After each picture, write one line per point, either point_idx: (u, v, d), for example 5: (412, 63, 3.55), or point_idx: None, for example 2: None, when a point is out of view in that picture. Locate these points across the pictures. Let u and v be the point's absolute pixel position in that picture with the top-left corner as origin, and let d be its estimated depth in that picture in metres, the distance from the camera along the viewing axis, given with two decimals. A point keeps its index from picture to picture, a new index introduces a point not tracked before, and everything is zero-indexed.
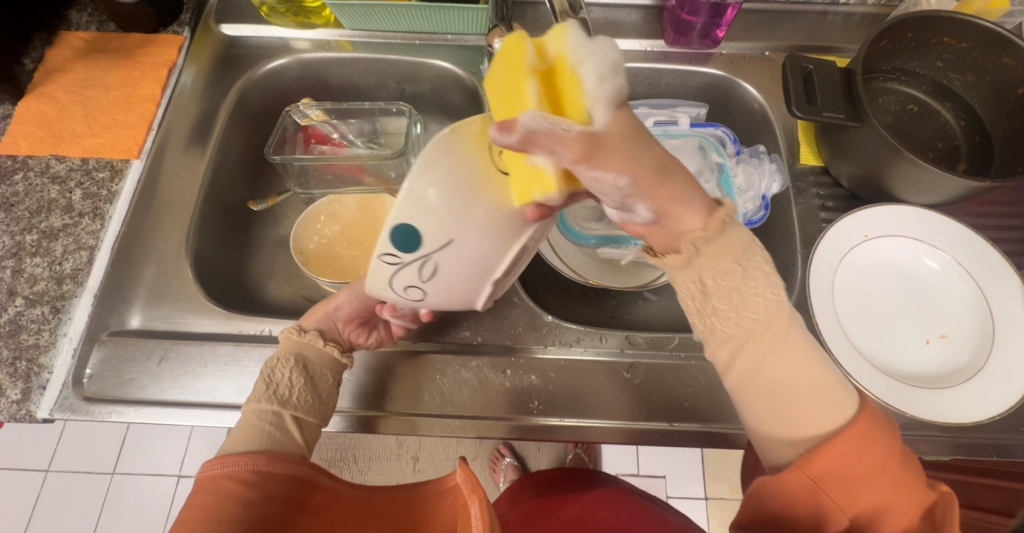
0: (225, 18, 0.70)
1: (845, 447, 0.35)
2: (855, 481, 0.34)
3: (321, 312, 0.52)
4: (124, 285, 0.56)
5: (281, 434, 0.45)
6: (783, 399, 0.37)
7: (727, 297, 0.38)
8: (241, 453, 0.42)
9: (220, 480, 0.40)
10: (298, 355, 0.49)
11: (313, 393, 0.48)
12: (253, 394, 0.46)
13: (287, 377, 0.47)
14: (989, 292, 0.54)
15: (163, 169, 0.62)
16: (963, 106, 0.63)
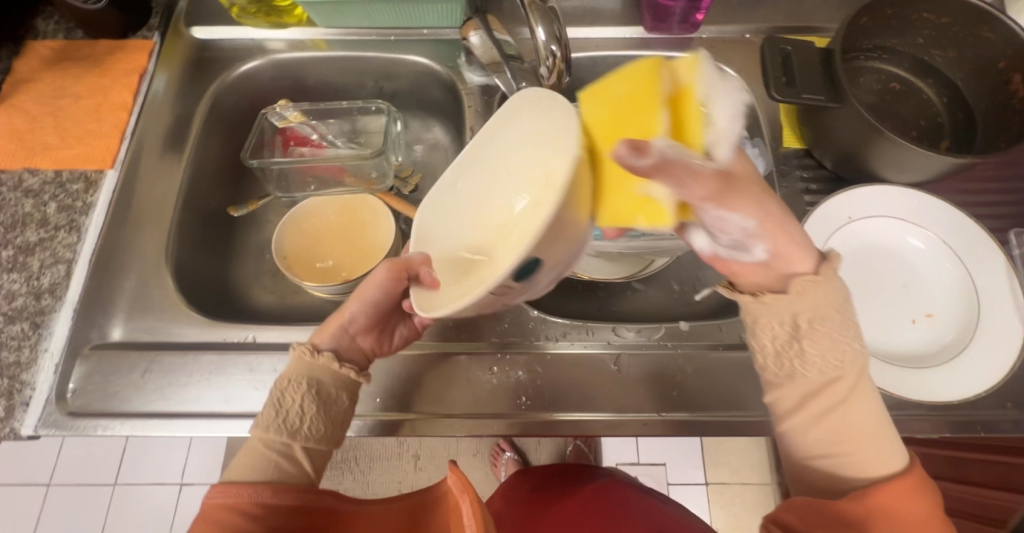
0: (195, 21, 0.68)
1: (904, 492, 0.36)
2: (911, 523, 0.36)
3: (335, 327, 0.48)
4: (104, 297, 0.56)
5: (290, 463, 0.43)
6: (853, 442, 0.38)
7: (817, 342, 0.39)
8: (250, 485, 0.41)
9: (222, 511, 0.39)
10: (310, 378, 0.46)
11: (326, 418, 0.45)
12: (262, 421, 0.44)
13: (297, 402, 0.44)
14: (972, 269, 0.54)
15: (139, 178, 0.61)
16: (945, 83, 0.62)
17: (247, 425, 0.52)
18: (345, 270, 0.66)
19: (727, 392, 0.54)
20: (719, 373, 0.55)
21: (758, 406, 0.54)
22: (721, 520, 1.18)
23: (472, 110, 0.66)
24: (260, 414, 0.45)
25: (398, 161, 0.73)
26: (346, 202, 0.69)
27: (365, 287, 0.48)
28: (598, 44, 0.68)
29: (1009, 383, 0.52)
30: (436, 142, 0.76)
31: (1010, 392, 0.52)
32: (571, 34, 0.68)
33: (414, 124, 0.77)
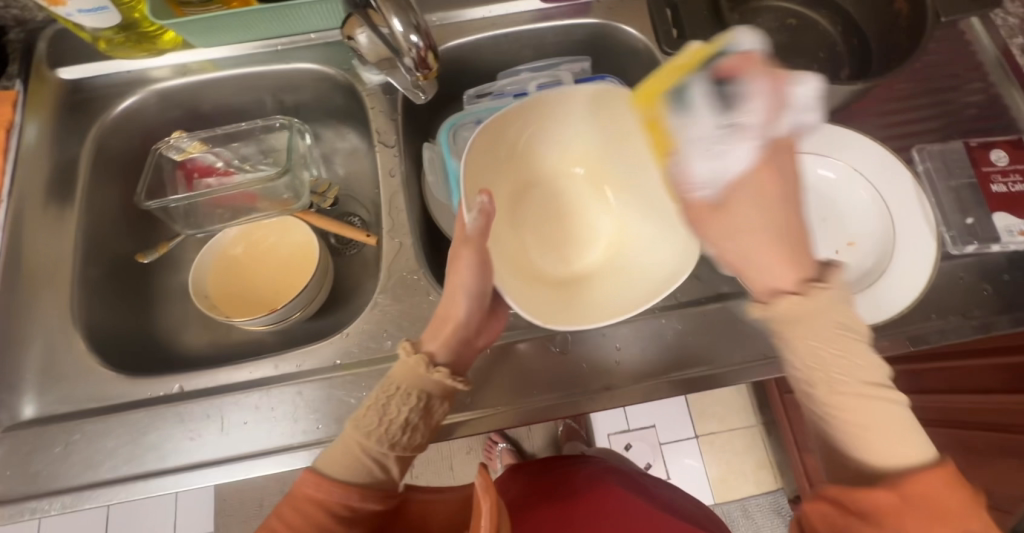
0: (60, 62, 0.63)
1: (937, 483, 0.34)
2: (944, 517, 0.33)
3: (449, 337, 0.45)
4: (10, 374, 0.52)
5: (380, 470, 0.42)
6: (880, 436, 0.36)
7: (836, 353, 0.37)
8: (342, 487, 0.40)
9: (312, 505, 0.40)
10: (420, 389, 0.43)
11: (424, 430, 0.44)
12: (363, 426, 0.42)
13: (402, 415, 0.42)
14: (884, 190, 0.55)
15: (26, 241, 0.57)
16: (837, 11, 0.63)
17: (187, 478, 0.50)
18: (276, 297, 0.63)
19: (674, 353, 0.54)
20: (665, 335, 0.55)
21: (703, 361, 0.54)
22: (715, 468, 1.21)
23: (377, 111, 0.63)
24: (360, 412, 0.43)
25: (312, 176, 0.69)
26: (266, 227, 0.66)
27: (457, 277, 0.46)
28: (495, 22, 0.66)
29: (932, 295, 0.54)
30: (354, 149, 0.73)
31: (935, 303, 0.54)
32: (467, 15, 0.65)
33: (327, 134, 0.73)
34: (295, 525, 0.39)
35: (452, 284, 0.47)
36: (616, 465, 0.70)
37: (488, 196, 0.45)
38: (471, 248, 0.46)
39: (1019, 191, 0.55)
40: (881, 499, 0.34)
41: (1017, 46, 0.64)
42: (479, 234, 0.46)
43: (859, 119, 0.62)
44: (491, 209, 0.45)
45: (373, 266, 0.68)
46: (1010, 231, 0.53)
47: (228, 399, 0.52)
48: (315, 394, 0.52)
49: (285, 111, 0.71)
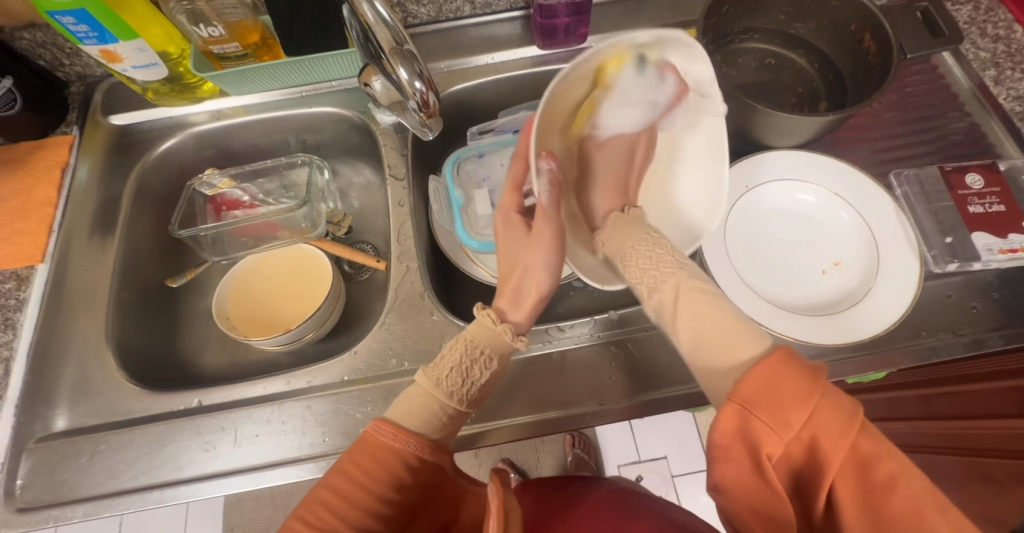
0: (111, 110, 0.71)
1: (764, 374, 0.37)
2: (784, 405, 0.36)
3: (535, 303, 0.52)
4: (46, 388, 0.57)
5: (448, 424, 0.47)
6: (705, 338, 0.43)
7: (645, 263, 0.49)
8: (416, 438, 0.45)
9: (385, 452, 0.44)
10: (499, 354, 0.49)
11: (490, 390, 0.50)
12: (446, 385, 0.46)
13: (483, 377, 0.48)
14: (864, 213, 0.58)
15: (70, 267, 0.63)
16: (813, 50, 0.68)
17: (200, 488, 0.52)
18: (292, 318, 0.67)
19: (667, 371, 0.56)
20: (659, 351, 0.57)
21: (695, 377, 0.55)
22: None
23: (389, 147, 0.69)
24: (442, 370, 0.47)
25: (329, 207, 0.75)
26: (287, 255, 0.71)
27: (533, 255, 0.51)
28: (497, 67, 0.72)
29: (919, 312, 0.55)
30: (368, 183, 0.79)
31: (922, 321, 0.55)
32: (471, 62, 0.72)
33: (344, 170, 0.80)
34: (366, 467, 0.43)
35: (530, 263, 0.51)
36: (622, 485, 0.68)
37: (551, 161, 0.50)
38: (543, 230, 0.51)
39: (996, 211, 0.57)
40: (731, 414, 0.37)
41: (990, 78, 0.67)
42: (553, 205, 0.50)
43: (839, 148, 0.65)
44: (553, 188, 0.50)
45: (382, 290, 0.72)
46: (990, 249, 0.55)
47: (242, 412, 0.55)
48: (323, 409, 0.55)
49: (306, 150, 0.78)
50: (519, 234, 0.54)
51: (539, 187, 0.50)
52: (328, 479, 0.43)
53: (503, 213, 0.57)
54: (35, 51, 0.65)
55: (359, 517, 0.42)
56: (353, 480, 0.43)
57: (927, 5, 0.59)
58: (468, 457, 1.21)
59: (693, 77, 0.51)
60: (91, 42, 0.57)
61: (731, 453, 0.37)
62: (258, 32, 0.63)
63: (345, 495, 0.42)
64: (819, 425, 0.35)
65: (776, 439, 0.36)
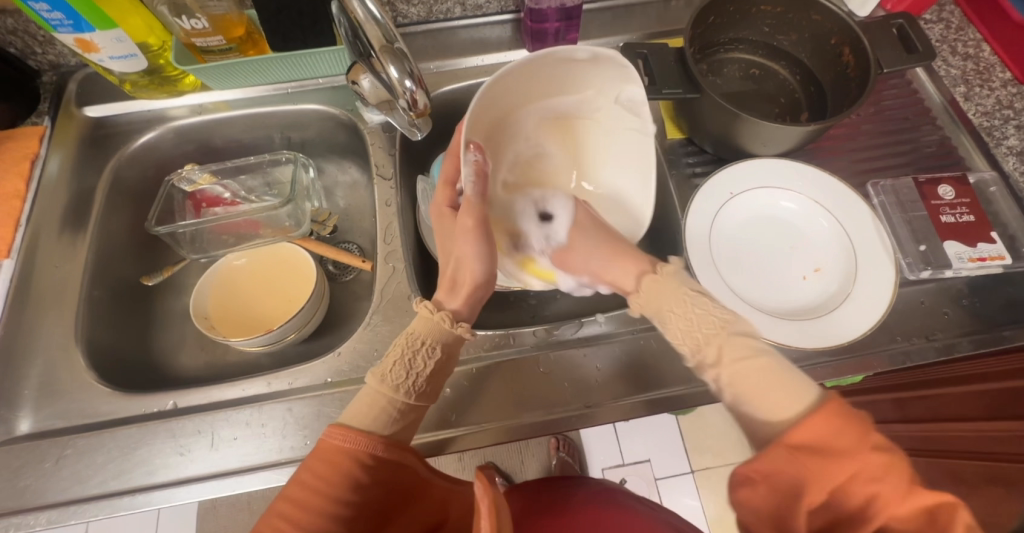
0: (86, 101, 0.69)
1: (819, 425, 0.37)
2: (836, 457, 0.36)
3: (469, 292, 0.51)
4: (9, 389, 0.54)
5: (399, 419, 0.46)
6: (753, 390, 0.41)
7: (685, 320, 0.47)
8: (368, 436, 0.44)
9: (339, 454, 0.43)
10: (442, 343, 0.49)
11: (440, 381, 0.49)
12: (391, 379, 0.46)
13: (427, 368, 0.48)
14: (843, 220, 0.60)
15: (38, 263, 0.60)
16: (794, 62, 0.70)
17: (175, 494, 0.50)
18: (272, 318, 0.66)
19: (652, 374, 0.56)
20: (647, 355, 0.57)
21: (681, 380, 0.56)
22: (712, 506, 1.18)
23: (376, 147, 0.69)
24: (387, 366, 0.47)
25: (313, 206, 0.74)
26: (265, 254, 0.69)
27: (463, 246, 0.51)
28: (488, 69, 0.72)
29: (894, 318, 0.57)
30: (354, 182, 0.78)
31: (897, 326, 0.57)
32: (461, 64, 0.72)
33: (330, 168, 0.79)
34: (322, 474, 0.42)
35: (461, 253, 0.51)
36: (607, 484, 0.68)
37: (478, 152, 0.50)
38: (474, 230, 0.51)
39: (966, 221, 0.59)
40: (777, 456, 0.37)
41: (960, 94, 0.70)
42: (478, 196, 0.51)
43: (819, 157, 0.67)
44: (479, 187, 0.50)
45: (367, 290, 0.71)
46: (961, 257, 0.57)
47: (220, 415, 0.53)
48: (305, 411, 0.54)
49: (291, 147, 0.77)
50: (451, 225, 0.54)
51: (465, 178, 0.50)
52: (286, 490, 0.43)
53: (437, 209, 0.56)
54: (5, 37, 0.63)
55: (319, 522, 0.41)
56: (310, 488, 0.42)
57: (903, 22, 0.61)
58: (452, 461, 1.19)
59: (620, 96, 0.56)
60: (65, 30, 0.55)
61: (760, 485, 0.37)
62: (243, 25, 0.62)
63: (302, 503, 0.41)
64: (869, 479, 0.36)
65: (820, 488, 0.36)
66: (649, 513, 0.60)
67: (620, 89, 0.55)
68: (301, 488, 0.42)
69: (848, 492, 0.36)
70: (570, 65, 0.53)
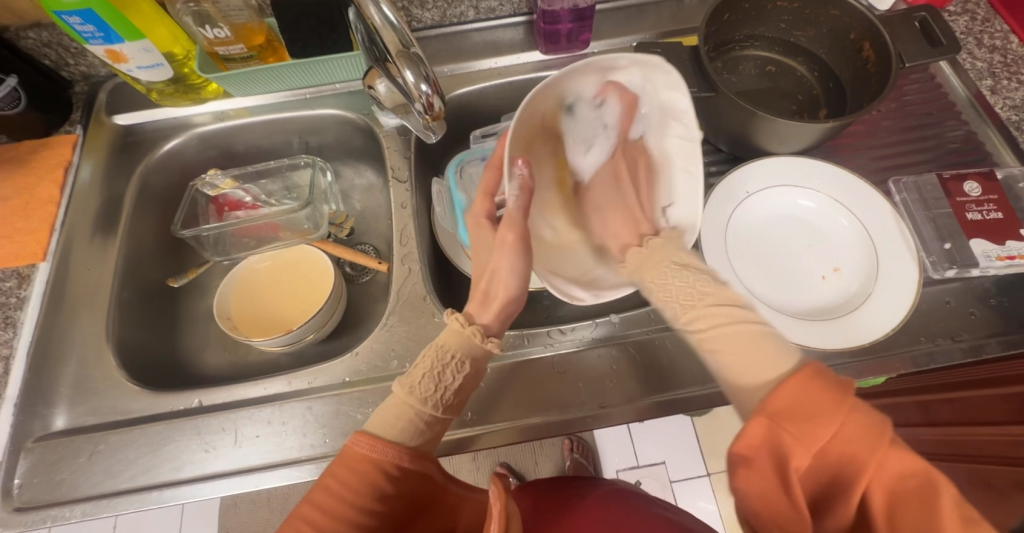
0: (115, 109, 0.71)
1: (795, 389, 0.37)
2: (815, 420, 0.36)
3: (502, 305, 0.51)
4: (46, 387, 0.57)
5: (428, 432, 0.47)
6: (735, 357, 0.42)
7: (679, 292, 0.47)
8: (395, 448, 0.44)
9: (364, 463, 0.44)
10: (472, 358, 0.49)
11: (466, 394, 0.50)
12: (420, 391, 0.47)
13: (457, 381, 0.48)
14: (863, 218, 0.58)
15: (72, 266, 0.63)
16: (812, 58, 0.69)
17: (200, 489, 0.52)
18: (291, 319, 0.67)
19: (665, 375, 0.56)
20: (662, 356, 0.57)
21: (696, 381, 0.56)
22: (729, 509, 1.17)
23: (392, 150, 0.70)
24: (415, 377, 0.47)
25: (331, 209, 0.75)
26: (285, 257, 0.71)
27: (500, 258, 0.51)
28: (501, 72, 0.73)
29: (918, 318, 0.56)
30: (370, 185, 0.80)
31: (920, 327, 0.55)
32: (475, 66, 0.73)
33: (347, 172, 0.80)
34: (347, 481, 0.43)
35: (496, 267, 0.51)
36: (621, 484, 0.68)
37: (525, 166, 0.49)
38: (513, 250, 0.50)
39: (994, 218, 0.58)
40: (761, 428, 0.36)
41: (987, 87, 0.68)
42: (520, 209, 0.50)
43: (838, 154, 0.66)
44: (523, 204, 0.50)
45: (384, 291, 0.72)
46: (988, 255, 0.56)
47: (242, 413, 0.55)
48: (324, 410, 0.55)
49: (309, 151, 0.79)
50: (489, 237, 0.55)
51: (511, 192, 0.49)
52: (311, 496, 0.43)
53: (475, 219, 0.56)
54: (40, 50, 0.66)
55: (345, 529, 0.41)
56: (336, 494, 0.42)
57: (926, 15, 0.59)
58: (466, 460, 1.20)
59: (664, 100, 0.54)
60: (96, 42, 0.57)
61: (753, 464, 0.36)
62: (263, 34, 0.64)
63: (328, 510, 0.42)
64: (847, 438, 0.35)
65: (804, 452, 0.35)
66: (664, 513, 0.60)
67: (667, 95, 0.53)
68: (326, 495, 0.43)
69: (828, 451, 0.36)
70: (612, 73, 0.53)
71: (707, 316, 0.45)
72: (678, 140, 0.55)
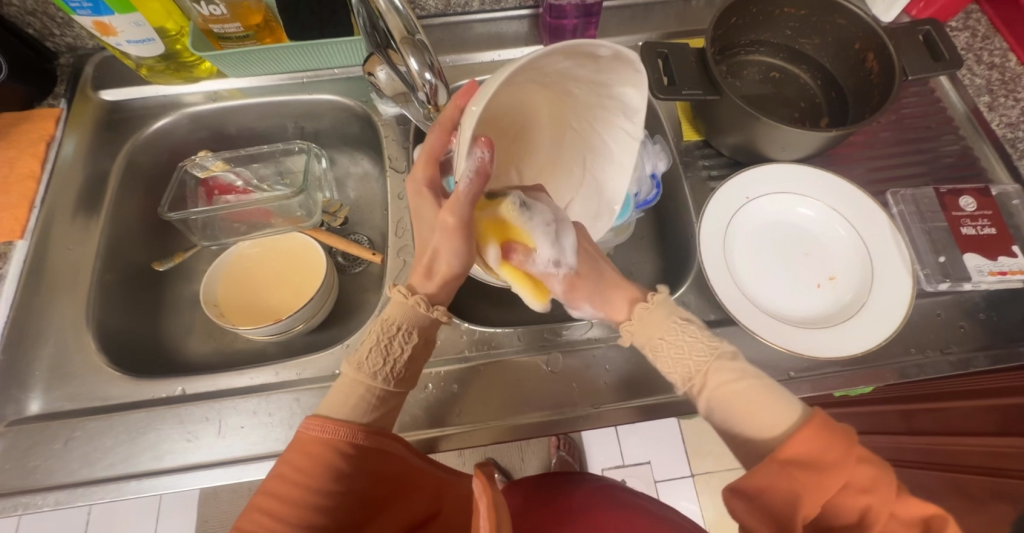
0: (102, 84, 0.69)
1: (809, 438, 0.39)
2: (830, 469, 0.38)
3: (446, 279, 0.50)
4: (21, 370, 0.54)
5: (378, 405, 0.46)
6: (743, 411, 0.43)
7: (674, 350, 0.48)
8: (346, 426, 0.44)
9: (317, 445, 0.43)
10: (419, 328, 0.49)
11: (418, 365, 0.50)
12: (368, 367, 0.46)
13: (404, 353, 0.48)
14: (860, 227, 0.59)
15: (51, 245, 0.60)
16: (816, 66, 0.69)
17: (181, 479, 0.51)
18: (281, 308, 0.65)
19: (654, 379, 0.56)
20: None
21: None
22: (711, 509, 1.18)
23: (390, 139, 0.68)
24: (362, 354, 0.47)
25: (325, 198, 0.73)
26: (277, 243, 0.69)
27: (441, 241, 0.47)
28: (503, 65, 0.72)
29: (909, 330, 0.56)
30: (365, 174, 0.78)
31: (911, 338, 0.56)
32: (477, 58, 0.72)
33: (342, 160, 0.78)
34: (302, 467, 0.42)
35: (437, 245, 0.48)
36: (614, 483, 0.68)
37: (488, 149, 0.41)
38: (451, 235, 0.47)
39: (988, 234, 0.58)
40: (773, 473, 0.38)
41: (985, 103, 0.69)
42: (471, 194, 0.44)
43: (837, 163, 0.67)
44: (478, 182, 0.43)
45: (376, 283, 0.71)
46: (980, 270, 0.56)
47: (227, 402, 0.53)
48: (312, 402, 0.54)
49: (304, 137, 0.77)
50: (430, 211, 0.52)
51: (464, 173, 0.42)
52: (266, 485, 0.43)
53: (416, 186, 0.53)
54: (24, 18, 0.63)
55: (302, 514, 0.41)
56: (292, 481, 0.42)
57: (930, 29, 0.59)
58: (452, 455, 1.19)
59: (616, 92, 0.49)
60: (84, 13, 0.55)
61: (763, 504, 0.38)
62: (261, 13, 0.62)
63: (287, 498, 0.41)
64: (858, 489, 0.38)
65: (818, 501, 0.37)
66: (653, 510, 0.60)
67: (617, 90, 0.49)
68: (286, 483, 0.42)
69: (840, 503, 0.38)
70: (585, 54, 0.44)
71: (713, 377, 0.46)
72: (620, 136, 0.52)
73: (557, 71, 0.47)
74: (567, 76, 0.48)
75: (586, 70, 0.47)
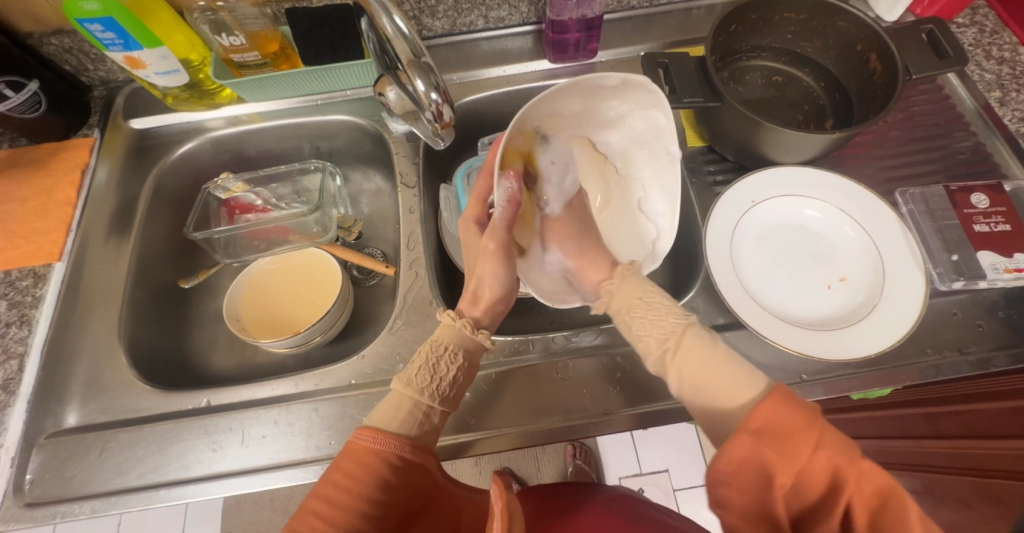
0: (132, 114, 0.73)
1: (772, 408, 0.37)
2: (793, 436, 0.36)
3: (491, 305, 0.53)
4: (58, 385, 0.58)
5: (426, 422, 0.48)
6: (710, 378, 0.43)
7: (648, 317, 0.48)
8: (398, 439, 0.45)
9: (369, 455, 0.44)
10: (465, 349, 0.51)
11: (462, 388, 0.51)
12: (417, 383, 0.48)
13: (450, 372, 0.49)
14: (869, 227, 0.59)
15: (87, 266, 0.64)
16: (819, 68, 0.70)
17: (207, 488, 0.53)
18: (299, 321, 0.68)
19: (665, 384, 0.56)
20: None
21: None
22: None
23: (400, 156, 0.71)
24: (412, 371, 0.49)
25: (340, 214, 0.76)
26: (296, 259, 0.72)
27: (485, 264, 0.52)
28: (508, 80, 0.74)
29: (924, 330, 0.56)
30: (378, 190, 0.81)
31: (926, 338, 0.55)
32: (483, 74, 0.74)
33: (355, 176, 0.81)
34: (353, 474, 0.43)
35: (482, 272, 0.52)
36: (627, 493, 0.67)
37: (515, 180, 0.50)
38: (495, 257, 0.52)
39: (1002, 230, 0.57)
40: (743, 445, 0.37)
41: (995, 99, 0.68)
42: (506, 219, 0.51)
43: (845, 164, 0.66)
44: (513, 203, 0.50)
45: (390, 295, 0.73)
46: (996, 267, 0.55)
47: (249, 413, 0.56)
48: (330, 412, 0.56)
49: (319, 156, 0.80)
50: (477, 243, 0.55)
51: (498, 202, 0.50)
52: (317, 489, 0.43)
53: (465, 224, 0.57)
54: (61, 56, 0.67)
55: (351, 521, 0.42)
56: (342, 488, 0.43)
57: (933, 28, 0.59)
58: (468, 465, 1.20)
59: (641, 118, 0.55)
60: (116, 49, 0.59)
61: (736, 479, 0.37)
62: (277, 41, 0.65)
63: (337, 503, 0.42)
64: (827, 454, 0.36)
65: (787, 469, 0.36)
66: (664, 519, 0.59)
67: (642, 114, 0.54)
68: (334, 487, 0.43)
69: (811, 470, 0.36)
70: (593, 88, 0.50)
71: (684, 344, 0.45)
72: (653, 164, 0.59)
73: (579, 110, 0.54)
74: (589, 110, 0.55)
75: (601, 106, 0.54)
